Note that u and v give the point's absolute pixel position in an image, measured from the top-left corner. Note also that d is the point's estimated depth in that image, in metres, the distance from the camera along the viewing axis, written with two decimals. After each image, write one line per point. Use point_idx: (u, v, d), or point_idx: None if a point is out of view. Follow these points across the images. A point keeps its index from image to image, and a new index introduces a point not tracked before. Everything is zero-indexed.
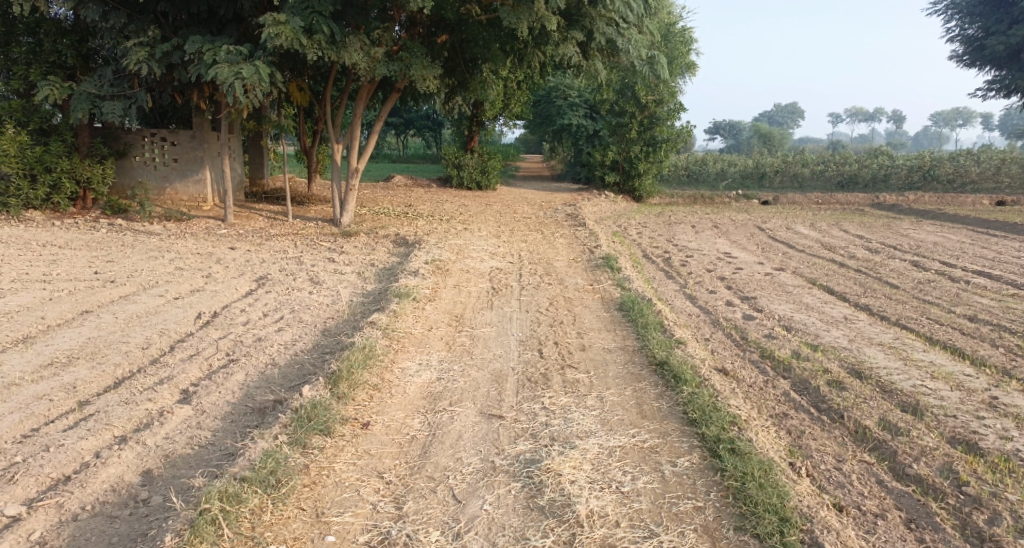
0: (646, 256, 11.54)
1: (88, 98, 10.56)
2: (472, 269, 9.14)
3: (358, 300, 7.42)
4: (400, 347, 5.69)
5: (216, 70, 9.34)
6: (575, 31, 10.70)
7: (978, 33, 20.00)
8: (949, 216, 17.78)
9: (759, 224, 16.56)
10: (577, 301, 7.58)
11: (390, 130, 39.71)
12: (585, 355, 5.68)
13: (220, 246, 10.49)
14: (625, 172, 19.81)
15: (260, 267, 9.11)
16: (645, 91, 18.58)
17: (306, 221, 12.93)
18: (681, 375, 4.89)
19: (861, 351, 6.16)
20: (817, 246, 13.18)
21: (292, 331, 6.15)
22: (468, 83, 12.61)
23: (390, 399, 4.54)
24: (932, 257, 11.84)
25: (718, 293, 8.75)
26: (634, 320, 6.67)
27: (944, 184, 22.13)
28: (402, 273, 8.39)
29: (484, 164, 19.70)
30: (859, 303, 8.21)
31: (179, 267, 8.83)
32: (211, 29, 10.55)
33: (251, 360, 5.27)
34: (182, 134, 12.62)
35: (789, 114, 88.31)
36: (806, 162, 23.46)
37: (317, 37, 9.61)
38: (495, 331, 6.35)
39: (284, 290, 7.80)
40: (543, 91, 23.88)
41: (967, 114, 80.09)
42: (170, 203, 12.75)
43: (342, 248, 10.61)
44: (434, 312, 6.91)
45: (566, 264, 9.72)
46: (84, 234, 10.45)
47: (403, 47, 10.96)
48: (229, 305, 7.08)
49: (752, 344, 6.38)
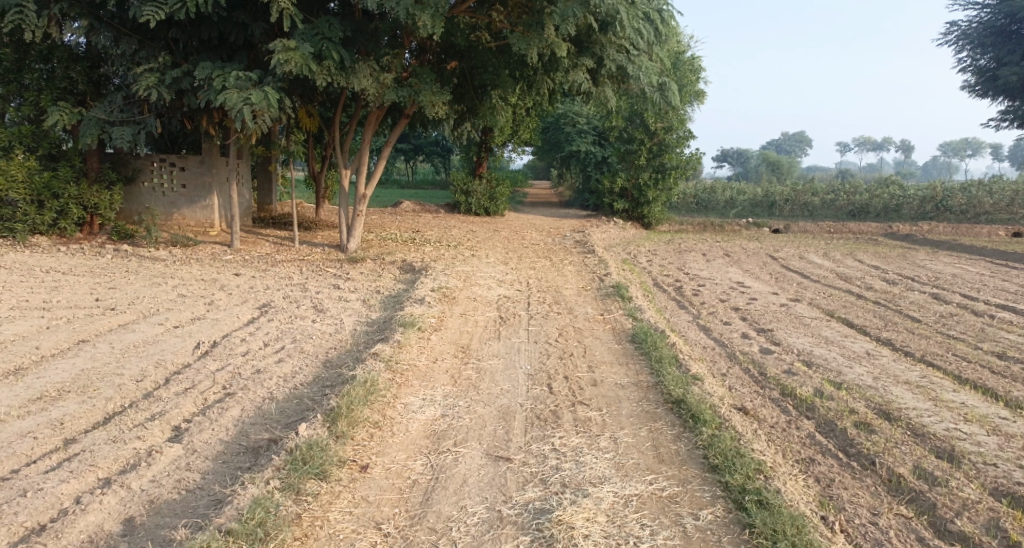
0: (657, 285, 11.30)
1: (98, 123, 10.45)
2: (479, 298, 8.91)
3: (362, 329, 7.19)
4: (404, 381, 5.43)
5: (224, 96, 9.23)
6: (585, 58, 10.55)
7: (989, 64, 19.86)
8: (964, 247, 17.50)
9: (771, 253, 16.30)
10: (587, 332, 7.33)
11: (398, 156, 39.84)
12: (597, 391, 5.42)
13: (224, 271, 10.31)
14: (634, 200, 19.67)
15: (264, 294, 8.91)
16: (655, 119, 18.48)
17: (312, 247, 12.77)
18: (700, 414, 4.63)
19: (887, 390, 5.88)
20: (831, 276, 12.91)
21: (292, 362, 5.93)
22: (477, 109, 12.46)
23: (391, 438, 4.29)
24: (952, 290, 11.55)
25: (732, 324, 8.48)
26: (648, 353, 6.41)
27: (956, 215, 21.88)
28: (408, 302, 8.16)
29: (492, 190, 19.59)
30: (880, 337, 7.93)
31: (181, 294, 8.64)
32: (221, 55, 10.46)
33: (248, 394, 5.04)
34: (190, 158, 12.51)
35: (796, 142, 88.51)
36: (816, 191, 23.17)
37: (326, 62, 9.50)
38: (503, 364, 6.10)
39: (286, 319, 7.58)
40: (552, 117, 23.83)
41: (976, 143, 79.98)
42: (177, 228, 12.61)
43: (348, 275, 10.43)
44: (439, 343, 6.67)
45: (575, 292, 9.49)
46: (88, 259, 10.28)
47: (412, 73, 10.85)
48: (229, 334, 6.88)
49: (772, 380, 6.10)
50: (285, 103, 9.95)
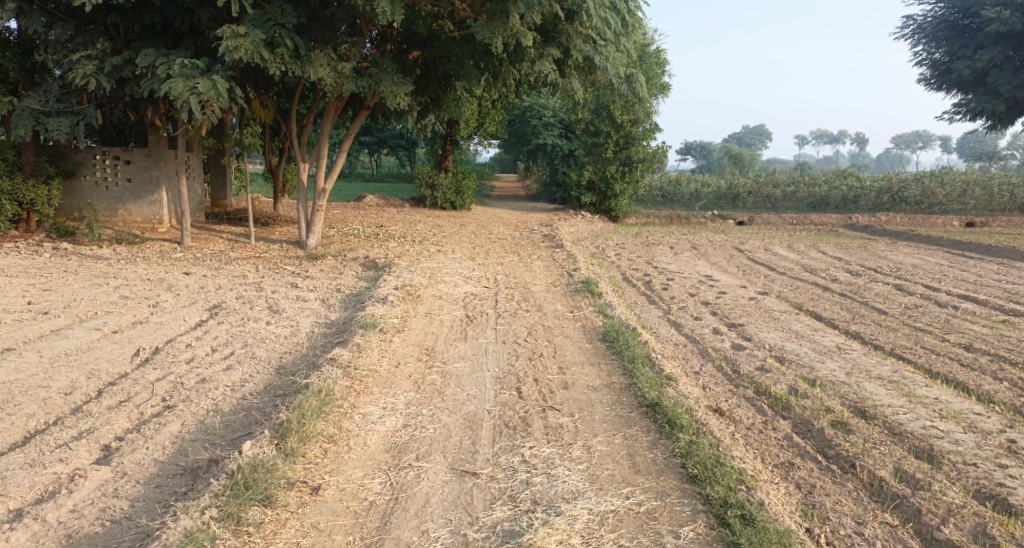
0: (626, 279, 11.09)
1: (32, 114, 9.84)
2: (444, 295, 8.58)
3: (320, 331, 6.82)
4: (363, 388, 5.07)
5: (169, 85, 8.72)
6: (551, 47, 10.27)
7: (944, 57, 20.09)
8: (923, 237, 17.69)
9: (737, 245, 16.24)
10: (557, 330, 7.06)
11: (363, 151, 39.21)
12: (568, 395, 5.14)
13: (173, 270, 9.81)
14: (601, 193, 19.49)
15: (215, 294, 8.46)
16: (620, 111, 18.28)
17: (270, 243, 12.28)
18: (677, 419, 4.37)
19: (862, 387, 5.70)
20: (798, 269, 12.87)
21: (242, 370, 5.55)
22: (441, 100, 12.08)
23: (347, 454, 3.96)
24: (915, 281, 11.56)
25: (703, 319, 8.30)
26: (620, 353, 6.15)
27: (913, 205, 22.15)
28: (369, 301, 7.81)
29: (458, 183, 19.20)
30: (850, 331, 7.80)
31: (125, 296, 8.15)
32: (167, 42, 9.90)
33: (189, 408, 4.71)
34: (137, 152, 11.91)
35: (758, 135, 89.70)
36: (778, 183, 23.31)
37: (280, 50, 9.03)
38: (469, 367, 5.78)
39: (239, 321, 7.17)
40: (517, 110, 23.50)
41: (928, 136, 81.81)
42: (123, 225, 12.00)
43: (307, 273, 10.00)
44: (402, 346, 6.33)
45: (544, 288, 9.21)
46: (24, 259, 9.71)
47: (372, 62, 10.42)
48: (174, 339, 6.48)
49: (746, 378, 5.89)
50: (236, 93, 9.45)
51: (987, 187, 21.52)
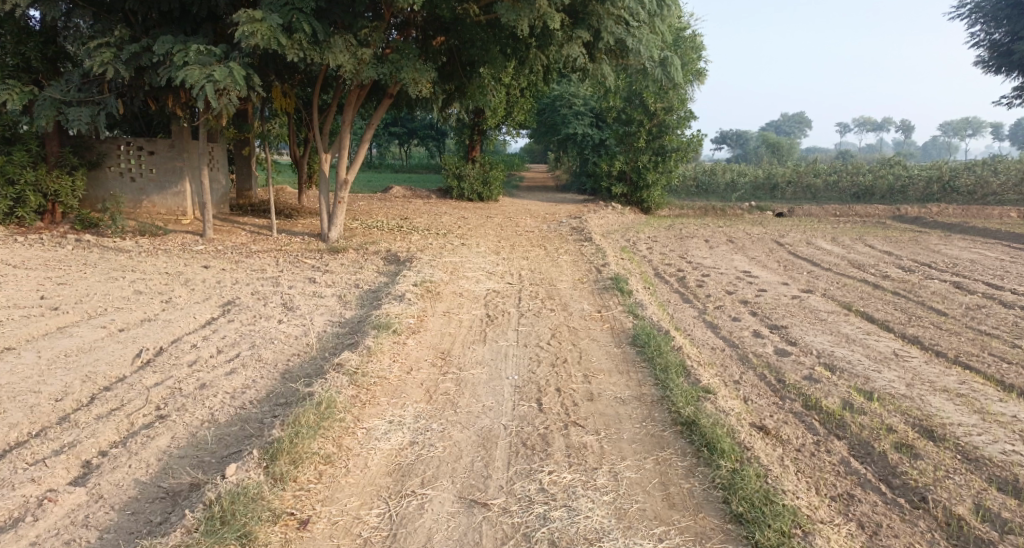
0: (658, 275, 10.56)
1: (53, 104, 9.62)
2: (465, 293, 8.14)
3: (332, 331, 6.42)
4: (370, 398, 4.65)
5: (185, 72, 8.38)
6: (580, 30, 9.72)
7: (1005, 38, 19.14)
8: (979, 230, 16.72)
9: (777, 238, 15.52)
10: (583, 332, 6.59)
11: (393, 141, 39.00)
12: (593, 408, 4.68)
13: (193, 264, 9.52)
14: (632, 183, 18.91)
15: (230, 290, 8.10)
16: (654, 99, 17.63)
17: (292, 236, 11.99)
18: (716, 441, 3.87)
19: (927, 401, 5.13)
20: (844, 264, 12.17)
21: (245, 374, 5.16)
22: (466, 88, 11.63)
23: (344, 478, 3.60)
24: (975, 277, 10.80)
25: (742, 320, 7.76)
26: (651, 361, 5.62)
27: (964, 196, 21.02)
28: (386, 298, 7.41)
29: (485, 174, 18.76)
30: (907, 335, 7.19)
31: (138, 290, 7.83)
32: (185, 28, 9.55)
33: (183, 418, 4.33)
34: (161, 142, 11.63)
35: (796, 124, 87.70)
36: (818, 172, 22.44)
37: (297, 36, 8.64)
38: (486, 373, 5.34)
39: (250, 319, 6.80)
40: (547, 99, 22.90)
41: (977, 123, 78.62)
42: (148, 217, 11.78)
43: (327, 267, 9.65)
44: (416, 349, 5.91)
45: (570, 286, 8.72)
46: (46, 252, 9.49)
47: (394, 48, 9.99)
48: (180, 338, 6.12)
49: (792, 391, 5.36)
50: (255, 82, 9.09)
51: None
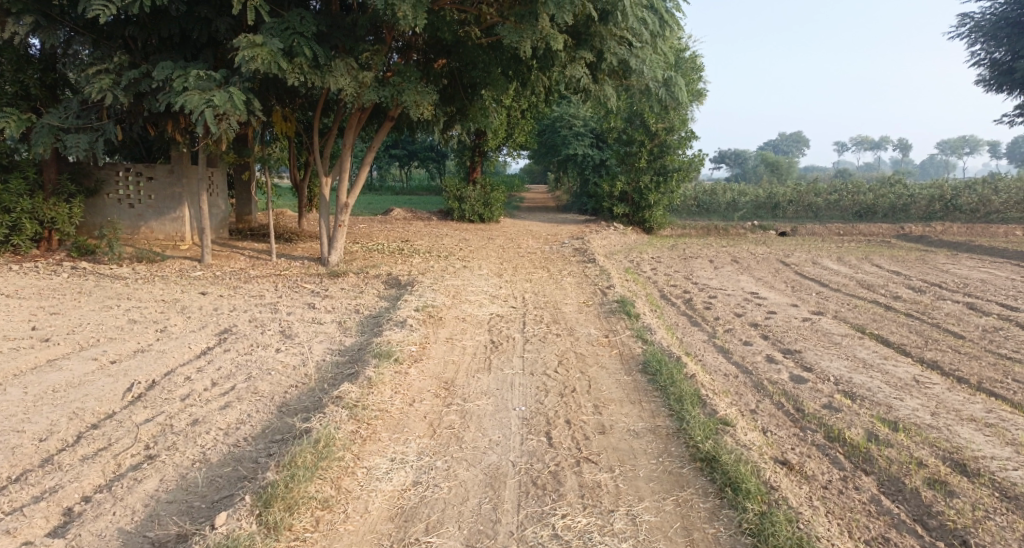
0: (664, 297, 10.34)
1: (51, 131, 9.41)
2: (468, 317, 7.92)
3: (331, 360, 6.18)
4: (371, 434, 4.41)
5: (183, 97, 8.20)
6: (584, 51, 9.61)
7: (1006, 57, 19.11)
8: (985, 248, 16.56)
9: (783, 258, 15.33)
10: (591, 359, 6.35)
11: (393, 163, 38.97)
12: (606, 442, 4.44)
13: (190, 290, 9.32)
14: (634, 204, 18.77)
15: (227, 317, 7.89)
16: (655, 119, 17.54)
17: (292, 260, 11.80)
18: (740, 481, 3.68)
19: (955, 432, 4.91)
20: (853, 284, 11.98)
21: (240, 408, 4.92)
22: (468, 110, 11.50)
23: (342, 526, 3.40)
24: (987, 298, 10.60)
25: (754, 344, 7.54)
26: (665, 390, 5.38)
27: (967, 214, 20.82)
28: (387, 325, 7.18)
29: (486, 196, 18.62)
30: (925, 360, 6.99)
31: (132, 319, 7.60)
32: (184, 54, 9.41)
33: (172, 458, 4.09)
34: (159, 167, 11.46)
35: (794, 142, 88.07)
36: (819, 191, 22.31)
37: (298, 60, 8.51)
38: (493, 405, 5.10)
39: (247, 348, 6.56)
40: (547, 120, 22.82)
41: (974, 141, 78.81)
42: (145, 243, 11.57)
43: (327, 291, 9.45)
44: (419, 379, 5.67)
45: (576, 309, 8.49)
46: (41, 280, 9.29)
47: (395, 71, 9.86)
48: (174, 370, 5.86)
49: (813, 421, 5.13)
50: (254, 106, 8.93)
51: None
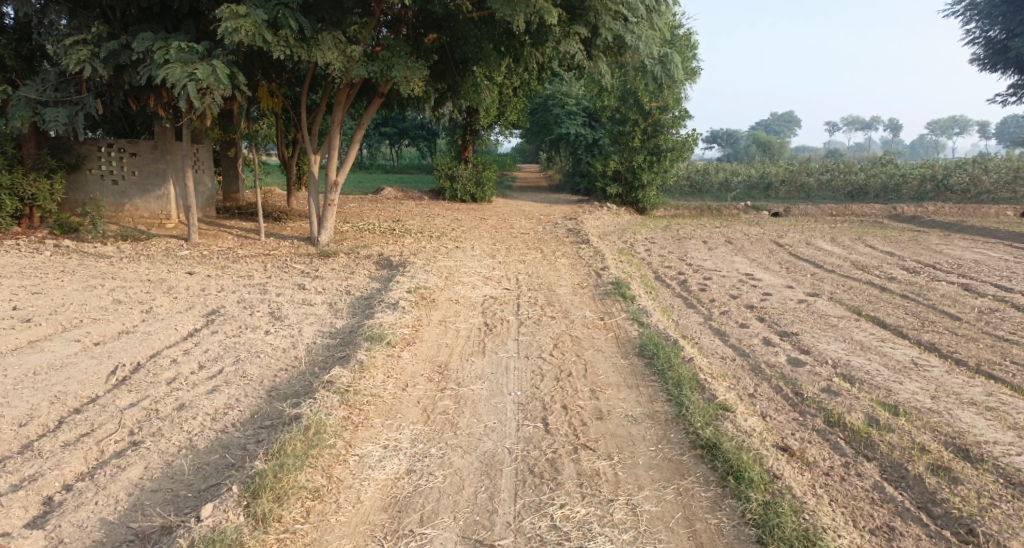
0: (659, 278, 10.25)
1: (29, 105, 9.14)
2: (461, 299, 7.80)
3: (322, 343, 6.04)
4: (363, 420, 4.30)
5: (165, 71, 7.97)
6: (578, 26, 9.39)
7: (1000, 35, 18.96)
8: (978, 229, 16.53)
9: (776, 239, 15.24)
10: (586, 342, 6.25)
11: (384, 142, 38.58)
12: (603, 429, 4.34)
13: (177, 270, 9.13)
14: (627, 184, 18.62)
15: (215, 298, 7.72)
16: (649, 97, 17.32)
17: (281, 240, 11.60)
18: (743, 469, 3.61)
19: (956, 417, 4.83)
20: (847, 265, 11.92)
21: (228, 392, 4.77)
22: (460, 87, 11.27)
23: (334, 516, 3.30)
24: (981, 279, 10.56)
25: (750, 326, 7.46)
26: (662, 374, 5.29)
27: (958, 194, 20.80)
28: (379, 307, 7.05)
29: (479, 175, 18.41)
30: (922, 342, 6.94)
31: (117, 300, 7.41)
32: (166, 25, 9.15)
33: (157, 444, 3.96)
34: (143, 144, 11.19)
35: (786, 122, 87.89)
36: (812, 171, 22.21)
37: (284, 32, 8.27)
38: (487, 389, 5.00)
39: (235, 330, 6.41)
40: (539, 99, 22.56)
41: (964, 121, 78.75)
42: (130, 221, 11.32)
43: (317, 272, 9.28)
44: (412, 362, 5.55)
45: (570, 291, 8.38)
46: (23, 259, 9.07)
47: (385, 46, 9.61)
48: (159, 352, 5.71)
49: (812, 406, 5.06)
50: (239, 80, 8.69)
51: None
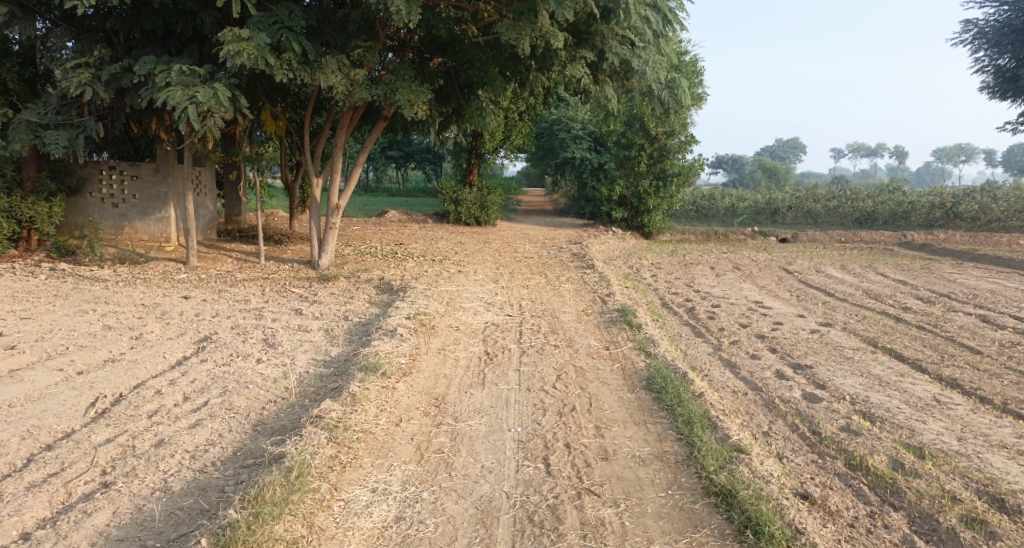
0: (666, 306, 9.98)
1: (28, 127, 8.98)
2: (462, 326, 7.52)
3: (315, 373, 5.76)
4: (352, 459, 4.02)
5: (166, 93, 7.76)
6: (584, 50, 9.20)
7: (1011, 63, 18.65)
8: (991, 258, 16.22)
9: (785, 266, 14.94)
10: (591, 374, 5.95)
11: (389, 164, 38.58)
12: (609, 471, 4.05)
13: (172, 294, 8.88)
14: (633, 208, 18.41)
15: (209, 322, 7.46)
16: (655, 122, 17.16)
17: (281, 263, 11.39)
18: (763, 523, 3.37)
19: (987, 462, 4.61)
20: (859, 294, 11.63)
21: (211, 427, 4.49)
22: (464, 110, 11.10)
23: None
24: (999, 310, 10.26)
25: (762, 358, 7.17)
26: (671, 410, 5.00)
27: (968, 222, 20.50)
28: (376, 334, 6.79)
29: (483, 198, 18.22)
30: (943, 377, 6.65)
31: (108, 325, 7.15)
32: (168, 49, 8.93)
33: (129, 486, 3.68)
34: (143, 165, 11.01)
35: (791, 148, 87.96)
36: (818, 197, 21.97)
37: (286, 55, 8.10)
38: (486, 425, 4.71)
39: (226, 357, 6.13)
40: (545, 123, 22.45)
41: (970, 149, 78.62)
42: (128, 244, 11.08)
43: (315, 296, 9.05)
44: (407, 395, 5.26)
45: (575, 318, 8.10)
46: (16, 281, 8.83)
47: (389, 69, 9.46)
48: (144, 382, 5.43)
49: (832, 446, 4.77)
50: (240, 102, 8.51)
51: None
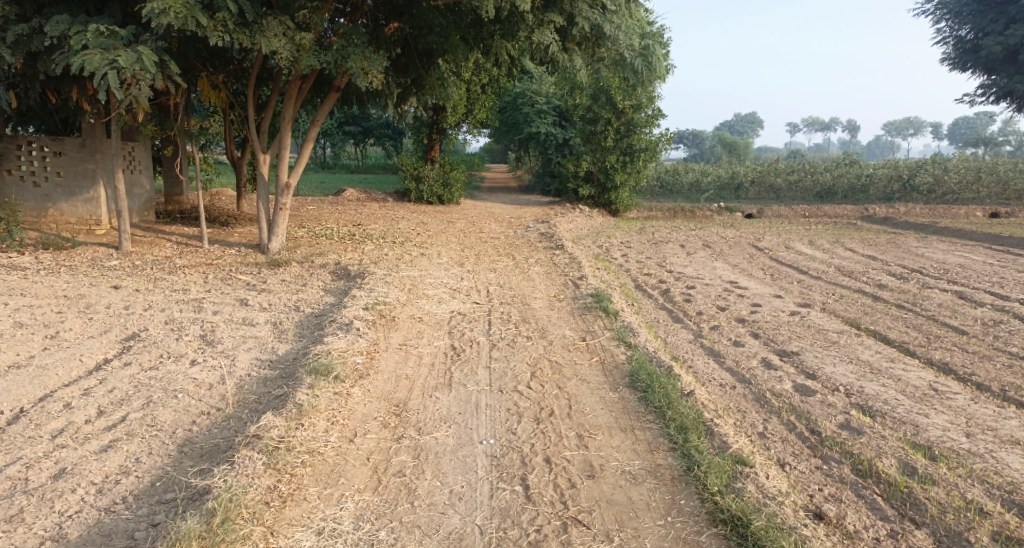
0: (640, 288, 9.50)
1: None
2: (425, 316, 6.90)
3: (259, 376, 5.09)
4: (295, 490, 3.43)
5: (82, 57, 6.85)
6: (552, 14, 8.48)
7: (969, 35, 18.66)
8: (953, 231, 16.13)
9: (754, 242, 14.59)
10: (569, 370, 5.40)
11: (347, 141, 37.41)
12: (597, 493, 3.53)
13: (100, 284, 8.03)
14: (600, 184, 17.86)
15: (140, 317, 6.67)
16: (622, 95, 16.64)
17: (227, 247, 10.55)
18: None
19: (1003, 462, 4.22)
20: (832, 271, 11.35)
21: (126, 450, 3.82)
22: (424, 81, 10.35)
23: None
24: (971, 286, 10.05)
25: (747, 344, 6.74)
26: (661, 413, 4.49)
27: (924, 195, 20.43)
28: (330, 329, 6.12)
29: (445, 175, 17.50)
30: (935, 362, 6.30)
31: (19, 323, 6.31)
32: (88, 10, 7.98)
33: (10, 537, 3.10)
34: (69, 141, 10.00)
35: (748, 123, 88.53)
36: (781, 171, 21.78)
37: (220, 15, 7.26)
38: (454, 438, 4.12)
39: (154, 360, 5.40)
40: (508, 97, 21.77)
41: (919, 122, 80.15)
42: (53, 228, 10.09)
43: (264, 284, 8.31)
44: (364, 402, 4.64)
45: (547, 305, 7.54)
46: None
47: (339, 35, 8.64)
48: (50, 394, 4.68)
49: (835, 449, 4.31)
50: (170, 70, 7.63)
51: (995, 172, 19.97)
